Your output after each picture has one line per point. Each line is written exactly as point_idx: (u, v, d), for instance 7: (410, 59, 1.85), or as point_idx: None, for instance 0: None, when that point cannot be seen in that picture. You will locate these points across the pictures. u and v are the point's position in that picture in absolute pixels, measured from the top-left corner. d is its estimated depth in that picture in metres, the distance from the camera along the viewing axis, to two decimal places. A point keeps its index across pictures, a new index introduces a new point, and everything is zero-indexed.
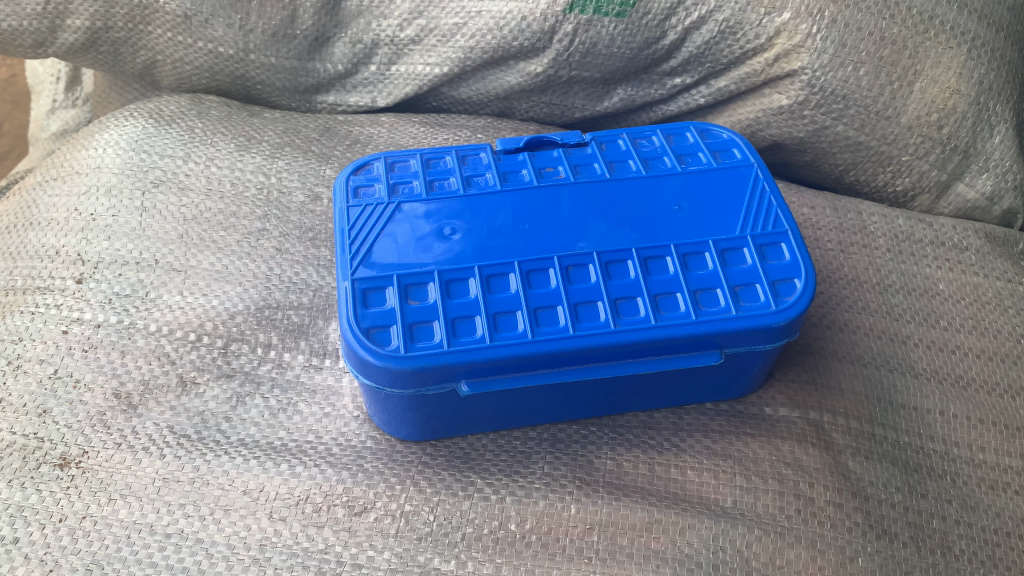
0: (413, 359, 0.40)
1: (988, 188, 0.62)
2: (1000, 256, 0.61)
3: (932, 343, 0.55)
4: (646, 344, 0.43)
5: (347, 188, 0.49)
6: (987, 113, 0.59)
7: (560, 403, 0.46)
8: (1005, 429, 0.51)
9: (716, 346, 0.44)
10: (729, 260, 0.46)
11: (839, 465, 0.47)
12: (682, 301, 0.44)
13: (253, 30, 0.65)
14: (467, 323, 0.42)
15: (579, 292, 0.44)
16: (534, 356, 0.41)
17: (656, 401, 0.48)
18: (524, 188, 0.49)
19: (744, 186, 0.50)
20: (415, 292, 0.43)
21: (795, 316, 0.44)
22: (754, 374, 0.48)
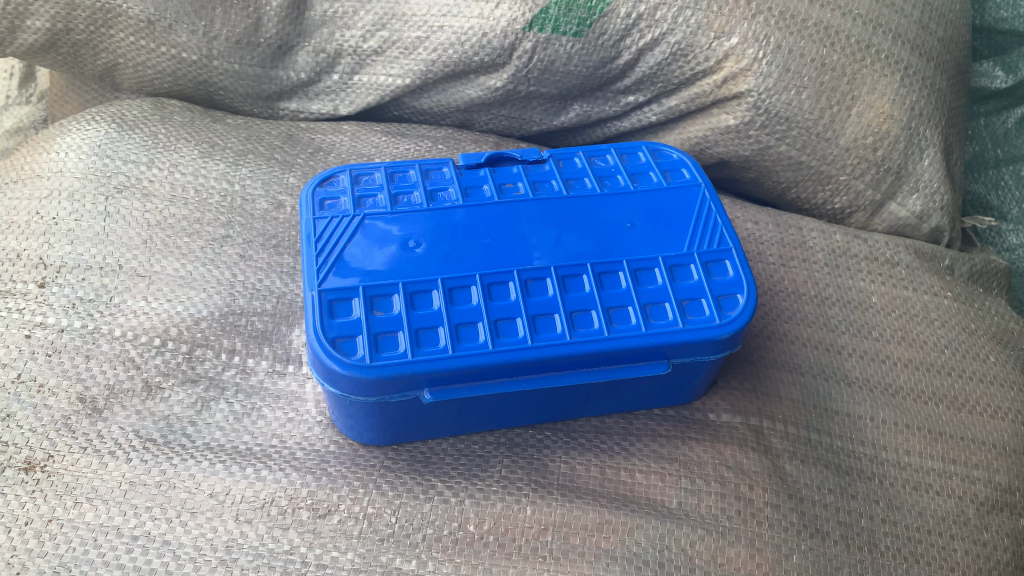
0: (378, 368, 0.42)
1: (918, 208, 0.66)
2: (928, 271, 0.65)
3: (864, 353, 0.58)
4: (598, 355, 0.45)
5: (313, 200, 0.50)
6: (917, 138, 0.63)
7: (517, 410, 0.49)
8: (928, 434, 0.55)
9: (664, 357, 0.47)
10: (677, 276, 0.48)
11: (777, 468, 0.50)
12: (633, 314, 0.46)
13: (216, 37, 0.66)
14: (430, 334, 0.44)
15: (537, 305, 0.46)
16: (493, 365, 0.44)
17: (607, 408, 0.51)
18: (485, 203, 0.51)
19: (692, 204, 0.53)
20: (380, 303, 0.45)
21: (737, 329, 0.46)
22: (700, 382, 0.51)
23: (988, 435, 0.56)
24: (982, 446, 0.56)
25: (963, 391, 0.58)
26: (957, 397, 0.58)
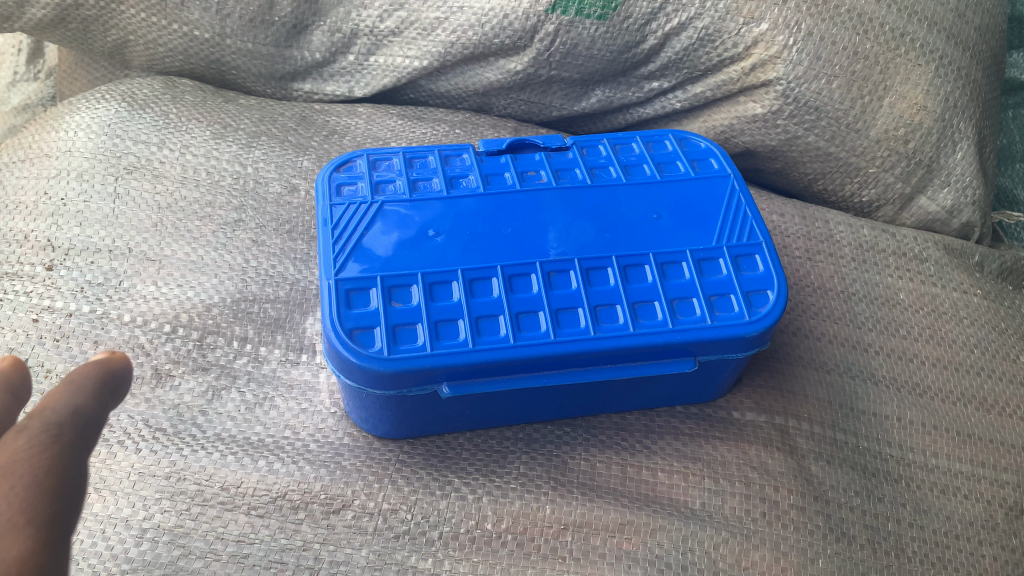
0: (396, 362, 0.41)
1: (948, 203, 0.64)
2: (957, 267, 0.63)
3: (892, 351, 0.57)
4: (623, 351, 0.44)
5: (330, 185, 0.49)
6: (950, 130, 0.61)
7: (537, 405, 0.47)
8: (957, 435, 0.54)
9: (690, 354, 0.46)
10: (705, 270, 0.47)
11: (802, 469, 0.49)
12: (660, 310, 0.45)
13: (229, 15, 0.64)
14: (450, 327, 0.42)
15: (560, 298, 0.44)
16: (515, 360, 0.42)
17: (629, 403, 0.50)
18: (507, 192, 0.50)
19: (720, 196, 0.51)
20: (398, 294, 0.43)
21: (767, 327, 0.45)
22: (725, 379, 0.50)
23: (1018, 438, 0.55)
24: (1012, 449, 0.54)
25: (993, 392, 0.57)
26: (987, 398, 0.56)
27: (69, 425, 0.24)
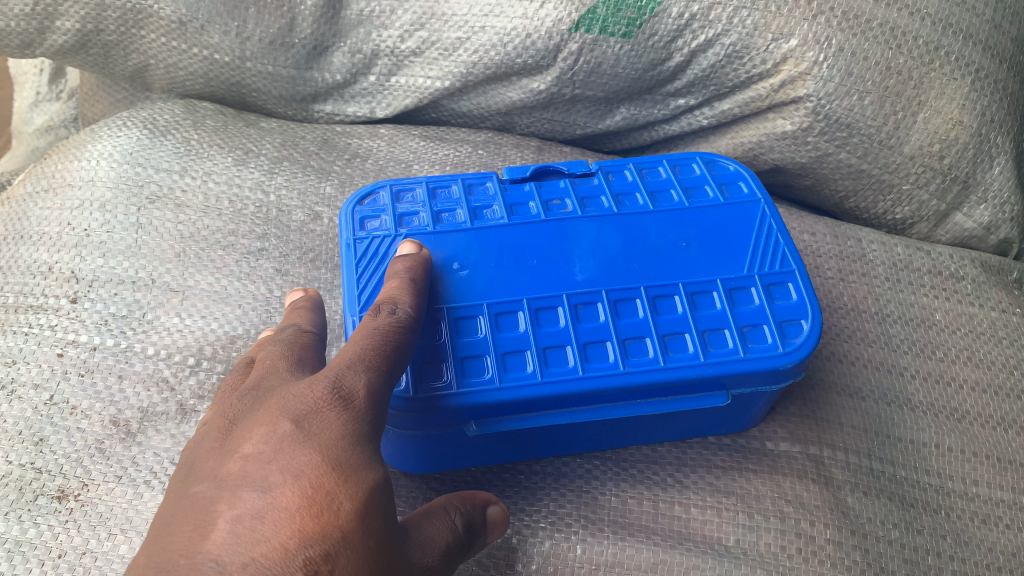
0: (422, 403, 0.40)
1: (985, 219, 0.62)
2: (995, 285, 0.62)
3: (928, 375, 0.55)
4: (654, 386, 0.43)
5: (351, 219, 0.48)
6: (987, 145, 0.59)
7: (566, 440, 0.46)
8: (998, 463, 0.52)
9: (723, 387, 0.44)
10: (737, 300, 0.46)
11: (839, 502, 0.48)
12: (691, 342, 0.44)
13: (250, 38, 0.64)
14: (476, 365, 0.42)
15: (588, 332, 0.44)
16: (543, 398, 0.41)
17: (660, 435, 0.49)
18: (532, 221, 0.49)
19: (751, 221, 0.50)
20: (423, 331, 0.43)
21: (802, 359, 0.44)
22: (759, 408, 0.49)
23: None
24: None
25: None
26: None
27: (410, 322, 0.39)
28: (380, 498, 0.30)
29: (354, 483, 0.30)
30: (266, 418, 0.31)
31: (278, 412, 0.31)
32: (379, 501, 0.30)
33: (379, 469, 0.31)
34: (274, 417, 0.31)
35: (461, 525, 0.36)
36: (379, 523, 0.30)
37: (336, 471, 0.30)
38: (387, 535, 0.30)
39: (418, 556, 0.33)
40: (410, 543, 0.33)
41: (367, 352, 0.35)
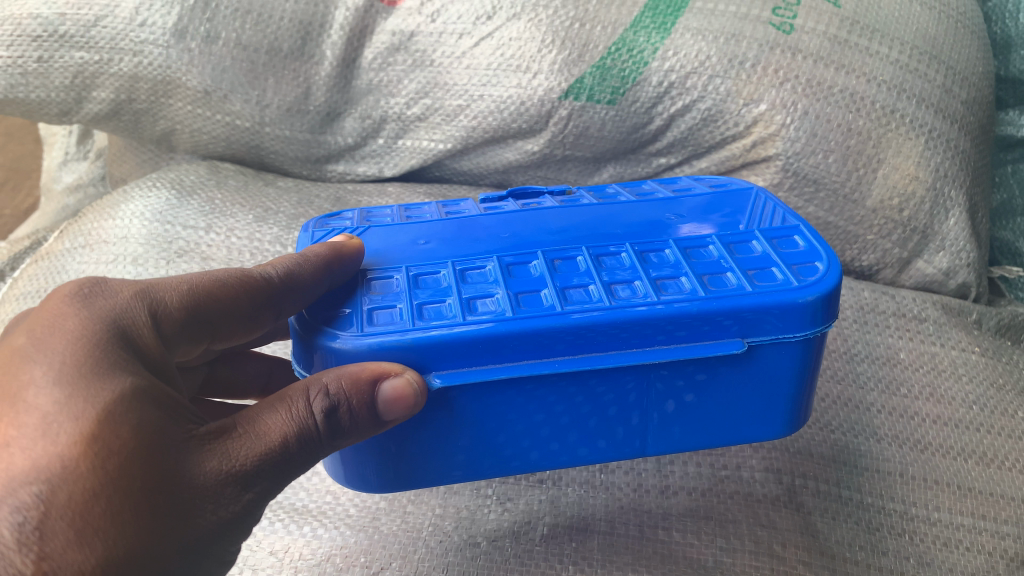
0: (369, 336, 0.36)
1: (945, 265, 0.68)
2: (955, 326, 0.67)
3: (893, 410, 0.60)
4: (649, 326, 0.37)
5: (316, 222, 0.49)
6: (942, 198, 0.65)
7: (570, 436, 0.39)
8: (957, 490, 0.57)
9: (737, 332, 0.38)
10: (736, 251, 0.43)
11: (808, 525, 0.52)
12: (687, 283, 0.40)
13: (268, 106, 0.70)
14: (434, 309, 0.38)
15: (567, 281, 0.40)
16: (514, 333, 0.36)
17: (683, 440, 0.41)
18: (508, 212, 0.49)
19: (746, 203, 0.49)
20: (379, 286, 0.40)
21: (824, 292, 0.39)
22: (791, 393, 0.41)
23: (1017, 491, 0.57)
24: (1012, 502, 0.56)
25: (992, 447, 0.59)
26: (987, 453, 0.59)
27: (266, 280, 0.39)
28: (131, 416, 0.31)
29: (85, 395, 0.31)
30: (15, 335, 0.34)
31: (39, 327, 0.34)
32: (130, 419, 0.31)
33: (134, 382, 0.32)
34: (29, 327, 0.34)
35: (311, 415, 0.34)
36: (127, 446, 0.30)
37: (62, 388, 0.31)
38: (145, 457, 0.31)
39: (226, 461, 0.33)
40: (224, 444, 0.33)
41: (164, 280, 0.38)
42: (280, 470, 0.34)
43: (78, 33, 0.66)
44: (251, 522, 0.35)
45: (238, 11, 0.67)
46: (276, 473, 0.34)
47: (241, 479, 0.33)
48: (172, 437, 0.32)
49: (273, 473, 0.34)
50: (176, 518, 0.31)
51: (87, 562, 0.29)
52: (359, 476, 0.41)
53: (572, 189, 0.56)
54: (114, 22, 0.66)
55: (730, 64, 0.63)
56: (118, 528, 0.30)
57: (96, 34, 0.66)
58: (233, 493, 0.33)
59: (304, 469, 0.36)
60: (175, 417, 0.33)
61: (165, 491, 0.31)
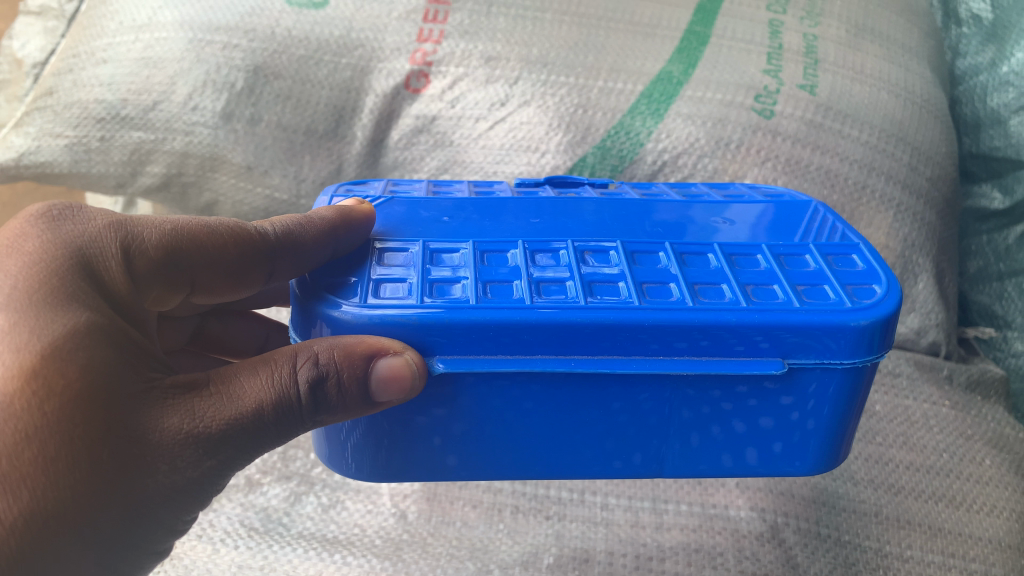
0: (372, 307, 0.37)
1: (916, 324, 0.75)
2: (927, 381, 0.73)
3: (869, 456, 0.66)
4: (681, 334, 0.38)
5: (339, 192, 0.52)
6: (912, 265, 0.73)
7: (566, 436, 0.41)
8: (929, 529, 0.61)
9: (778, 351, 0.39)
10: (788, 265, 0.43)
11: (789, 558, 0.58)
12: (728, 291, 0.40)
13: (304, 180, 0.78)
14: (446, 288, 0.39)
15: (597, 275, 0.41)
16: (531, 323, 0.37)
17: (699, 449, 0.42)
18: (541, 198, 0.50)
19: (803, 215, 0.50)
20: (391, 260, 0.42)
21: (880, 317, 0.39)
22: (828, 421, 0.41)
23: (984, 531, 0.62)
24: (980, 541, 0.61)
25: (962, 491, 0.64)
26: (956, 496, 0.64)
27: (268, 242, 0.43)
28: (79, 355, 0.34)
29: (35, 326, 0.34)
30: None
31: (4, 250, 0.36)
32: (78, 358, 0.34)
33: (92, 317, 0.35)
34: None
35: (286, 379, 0.37)
36: (70, 391, 0.33)
37: (12, 313, 0.34)
38: (90, 403, 0.33)
39: (187, 420, 0.36)
40: (193, 401, 0.36)
41: (165, 221, 0.41)
42: (248, 433, 0.37)
43: (138, 116, 0.75)
44: (210, 484, 0.38)
45: (280, 96, 0.76)
46: (242, 436, 0.37)
47: (202, 438, 0.36)
48: (129, 388, 0.35)
49: (239, 437, 0.37)
50: (118, 470, 0.34)
51: (11, 510, 0.32)
52: (344, 460, 0.43)
53: (614, 184, 0.58)
54: (169, 106, 0.74)
55: (717, 145, 0.74)
56: (51, 475, 0.33)
57: (153, 116, 0.75)
58: (188, 449, 0.36)
59: (277, 434, 0.38)
60: (132, 365, 0.35)
61: (108, 442, 0.34)
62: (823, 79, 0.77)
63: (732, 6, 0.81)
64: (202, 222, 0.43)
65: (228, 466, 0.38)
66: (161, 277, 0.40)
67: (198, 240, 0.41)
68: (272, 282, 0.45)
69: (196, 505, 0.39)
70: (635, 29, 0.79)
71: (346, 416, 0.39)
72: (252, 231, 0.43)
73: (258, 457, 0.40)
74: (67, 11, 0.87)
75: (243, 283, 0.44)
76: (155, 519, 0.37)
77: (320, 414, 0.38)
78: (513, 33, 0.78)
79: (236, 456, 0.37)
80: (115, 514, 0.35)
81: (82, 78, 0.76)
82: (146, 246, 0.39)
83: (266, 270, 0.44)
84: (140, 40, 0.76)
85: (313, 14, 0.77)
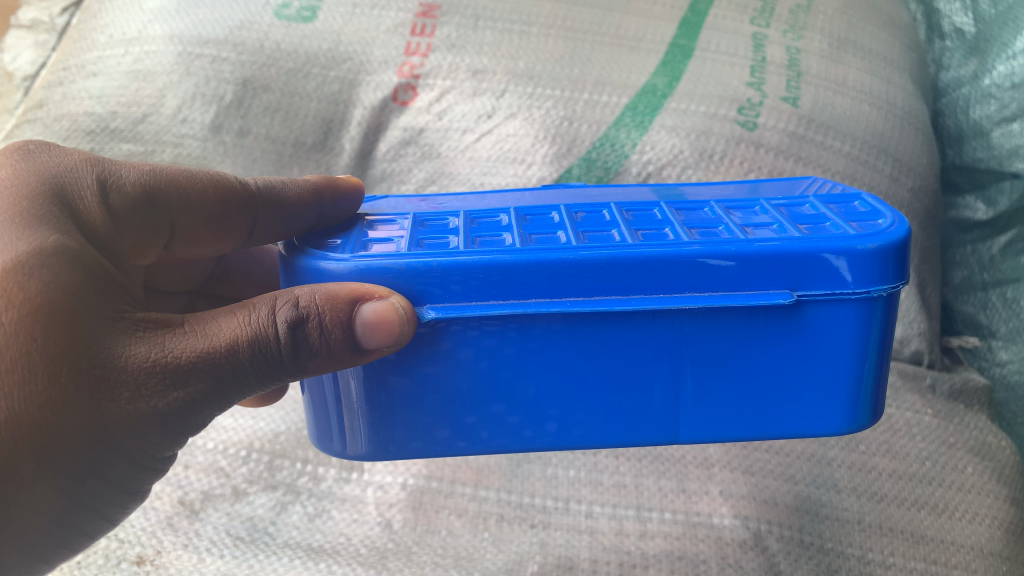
0: (358, 259, 0.38)
1: (899, 334, 0.76)
2: (910, 390, 0.73)
3: (852, 464, 0.66)
4: (680, 265, 0.38)
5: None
6: None
7: (562, 391, 0.40)
8: (910, 536, 0.61)
9: (786, 283, 0.38)
10: (789, 211, 0.43)
11: (772, 565, 0.58)
12: (727, 231, 0.40)
13: None
14: (437, 242, 0.40)
15: (591, 227, 0.41)
16: (525, 264, 0.38)
17: (702, 397, 0.41)
18: (531, 189, 0.52)
19: (804, 186, 0.50)
20: (383, 229, 0.43)
21: (888, 242, 0.38)
22: (844, 357, 0.41)
23: (966, 538, 0.62)
24: (961, 548, 0.61)
25: (945, 498, 0.64)
26: (938, 504, 0.64)
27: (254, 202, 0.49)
28: (44, 274, 0.35)
29: (9, 240, 0.36)
30: None
31: None
32: (42, 276, 0.35)
33: (63, 242, 0.37)
34: None
35: (263, 320, 0.37)
36: (32, 307, 0.34)
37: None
38: (51, 322, 0.34)
39: (156, 350, 0.36)
40: (165, 335, 0.37)
41: (150, 167, 0.46)
42: (222, 371, 0.37)
43: (127, 128, 0.75)
44: (183, 421, 0.38)
45: (268, 109, 0.76)
46: (214, 373, 0.37)
47: (170, 368, 0.36)
48: (97, 313, 0.36)
49: (210, 372, 0.37)
50: (78, 393, 0.35)
51: None
52: (337, 433, 0.43)
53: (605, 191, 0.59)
54: (159, 119, 0.75)
55: (701, 157, 0.75)
56: (7, 389, 0.34)
57: (142, 129, 0.75)
58: (156, 379, 0.36)
59: (253, 376, 0.38)
60: (103, 293, 0.37)
61: (68, 361, 0.34)
62: (805, 91, 0.78)
63: (716, 19, 0.83)
64: (184, 171, 0.48)
65: (201, 405, 0.38)
66: (143, 216, 0.44)
67: (182, 187, 0.46)
68: (250, 239, 0.50)
69: (167, 440, 0.39)
70: (621, 43, 0.80)
71: (329, 366, 0.39)
72: (235, 185, 0.49)
73: (238, 402, 0.40)
74: (57, 24, 0.88)
75: (221, 236, 0.49)
76: (121, 449, 0.37)
77: (299, 358, 0.38)
78: (500, 46, 0.78)
79: (209, 394, 0.38)
80: (75, 438, 0.35)
81: (72, 91, 0.77)
82: (127, 183, 0.43)
83: (246, 222, 0.49)
84: (130, 53, 0.77)
85: (302, 28, 0.77)
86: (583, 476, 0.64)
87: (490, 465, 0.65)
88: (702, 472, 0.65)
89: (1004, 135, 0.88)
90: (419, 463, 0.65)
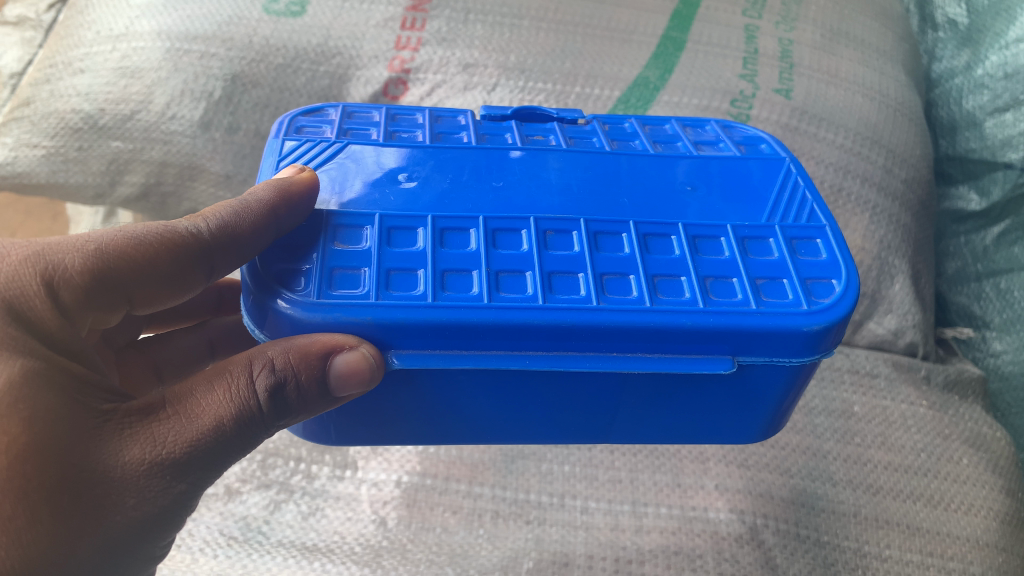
0: (325, 305, 0.37)
1: (893, 326, 0.75)
2: (905, 382, 0.73)
3: (847, 457, 0.65)
4: (635, 333, 0.38)
5: (291, 126, 0.49)
6: (888, 267, 0.75)
7: (521, 413, 0.42)
8: (906, 529, 0.61)
9: (729, 350, 0.40)
10: (752, 250, 0.43)
11: (768, 559, 0.58)
12: (687, 287, 0.40)
13: None
14: (405, 279, 0.38)
15: (557, 264, 0.40)
16: (486, 324, 0.37)
17: (651, 418, 0.44)
18: (500, 147, 0.49)
19: (777, 176, 0.49)
20: (347, 237, 0.40)
21: (831, 322, 0.40)
22: (776, 404, 0.44)
23: (962, 530, 0.62)
24: (958, 540, 0.61)
25: (940, 490, 0.64)
26: (934, 495, 0.64)
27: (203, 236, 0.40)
28: (21, 408, 0.34)
29: None
30: None
31: None
32: (20, 411, 0.34)
33: (28, 362, 0.35)
34: None
35: (245, 391, 0.37)
36: (19, 447, 0.33)
37: None
38: (42, 455, 0.33)
39: (150, 449, 0.36)
40: (152, 427, 0.36)
41: (86, 239, 0.39)
42: (214, 450, 0.37)
43: (116, 125, 0.74)
44: (181, 507, 0.39)
45: (258, 105, 0.75)
46: (209, 454, 0.37)
47: (167, 463, 0.36)
48: (81, 427, 0.35)
49: (205, 455, 0.37)
50: (80, 513, 0.35)
51: None
52: (312, 433, 0.45)
53: (585, 116, 0.55)
54: (147, 116, 0.74)
55: None
56: (12, 536, 0.33)
57: (131, 126, 0.74)
58: (154, 477, 0.36)
59: (240, 444, 0.38)
60: (81, 402, 0.36)
61: (66, 488, 0.34)
62: (798, 83, 0.79)
63: (708, 11, 0.82)
64: (117, 232, 0.39)
65: (199, 486, 0.38)
66: (94, 305, 0.38)
67: (114, 254, 0.38)
68: (214, 277, 0.42)
69: (169, 527, 0.39)
70: (613, 35, 0.80)
71: (307, 413, 0.39)
72: (184, 233, 0.40)
73: (227, 468, 0.40)
74: (44, 21, 0.88)
75: (183, 290, 0.42)
76: (131, 549, 0.38)
77: (283, 418, 0.39)
78: (491, 40, 0.79)
79: (204, 474, 0.38)
80: (85, 557, 0.35)
81: (60, 88, 0.75)
82: (70, 274, 0.37)
83: (202, 268, 0.41)
84: (118, 50, 0.76)
85: (291, 23, 0.77)
86: (578, 471, 0.64)
87: (485, 460, 0.64)
88: (698, 466, 0.64)
89: (997, 125, 0.87)
90: (413, 460, 0.64)
